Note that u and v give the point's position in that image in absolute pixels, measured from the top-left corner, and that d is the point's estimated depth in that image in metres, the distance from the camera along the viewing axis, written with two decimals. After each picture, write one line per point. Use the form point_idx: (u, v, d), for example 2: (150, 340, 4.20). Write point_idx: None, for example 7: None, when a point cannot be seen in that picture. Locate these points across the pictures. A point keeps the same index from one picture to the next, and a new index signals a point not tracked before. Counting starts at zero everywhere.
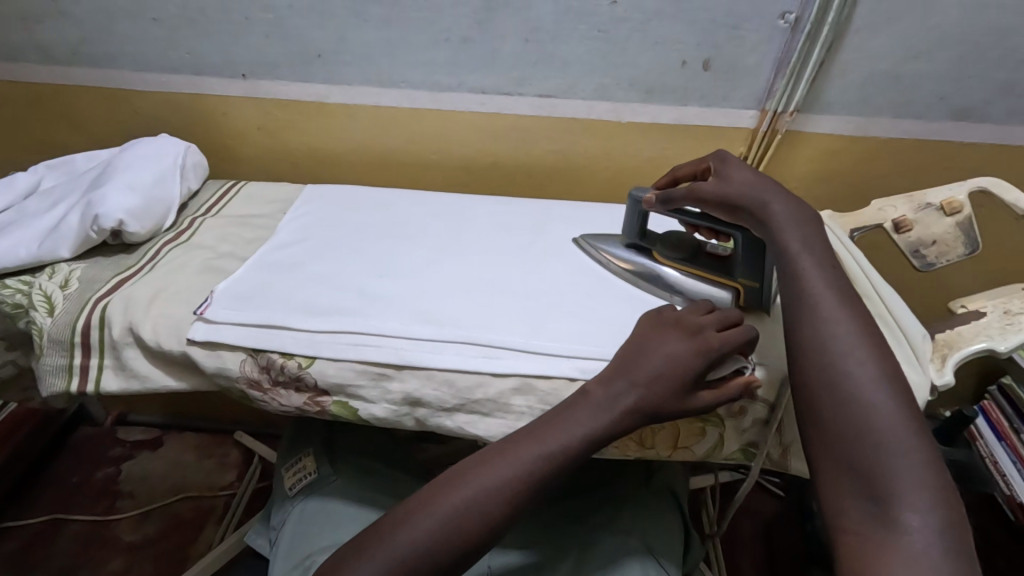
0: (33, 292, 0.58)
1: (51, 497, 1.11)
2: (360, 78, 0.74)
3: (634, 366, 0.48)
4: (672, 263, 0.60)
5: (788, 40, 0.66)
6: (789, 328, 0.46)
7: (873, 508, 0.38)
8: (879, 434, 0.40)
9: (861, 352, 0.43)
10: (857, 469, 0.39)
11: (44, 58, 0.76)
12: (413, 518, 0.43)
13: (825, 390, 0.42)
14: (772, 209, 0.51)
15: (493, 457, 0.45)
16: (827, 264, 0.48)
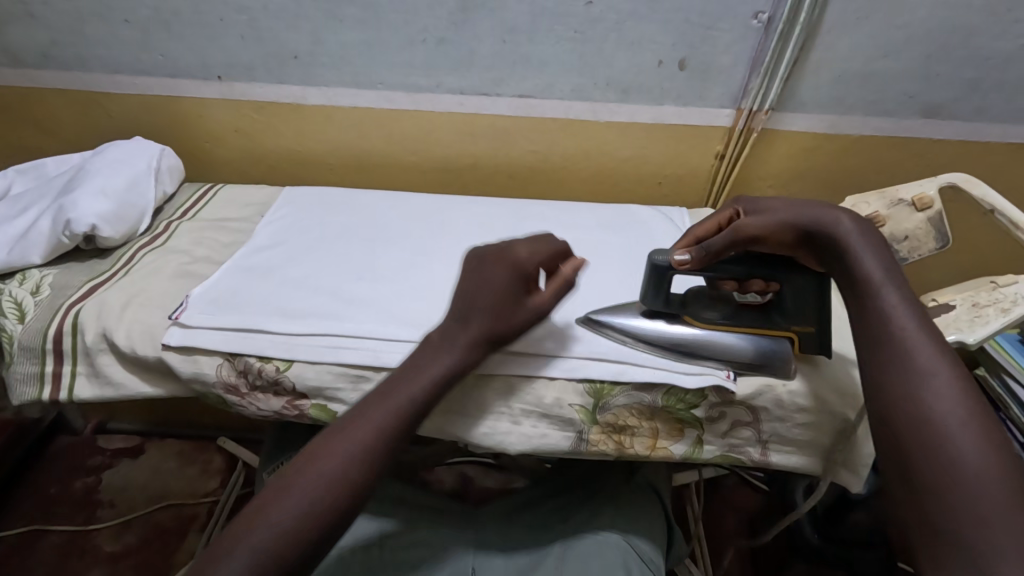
0: (3, 298, 0.56)
1: (27, 508, 1.09)
2: (337, 80, 0.74)
3: (442, 332, 0.49)
4: (715, 325, 0.53)
5: (761, 39, 0.67)
6: (880, 380, 0.40)
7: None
8: (993, 506, 0.33)
9: (959, 399, 0.37)
10: (968, 543, 0.32)
11: (13, 61, 0.75)
12: (261, 512, 0.39)
13: (924, 450, 0.36)
14: (843, 228, 0.48)
15: (328, 439, 0.42)
16: (919, 309, 0.43)
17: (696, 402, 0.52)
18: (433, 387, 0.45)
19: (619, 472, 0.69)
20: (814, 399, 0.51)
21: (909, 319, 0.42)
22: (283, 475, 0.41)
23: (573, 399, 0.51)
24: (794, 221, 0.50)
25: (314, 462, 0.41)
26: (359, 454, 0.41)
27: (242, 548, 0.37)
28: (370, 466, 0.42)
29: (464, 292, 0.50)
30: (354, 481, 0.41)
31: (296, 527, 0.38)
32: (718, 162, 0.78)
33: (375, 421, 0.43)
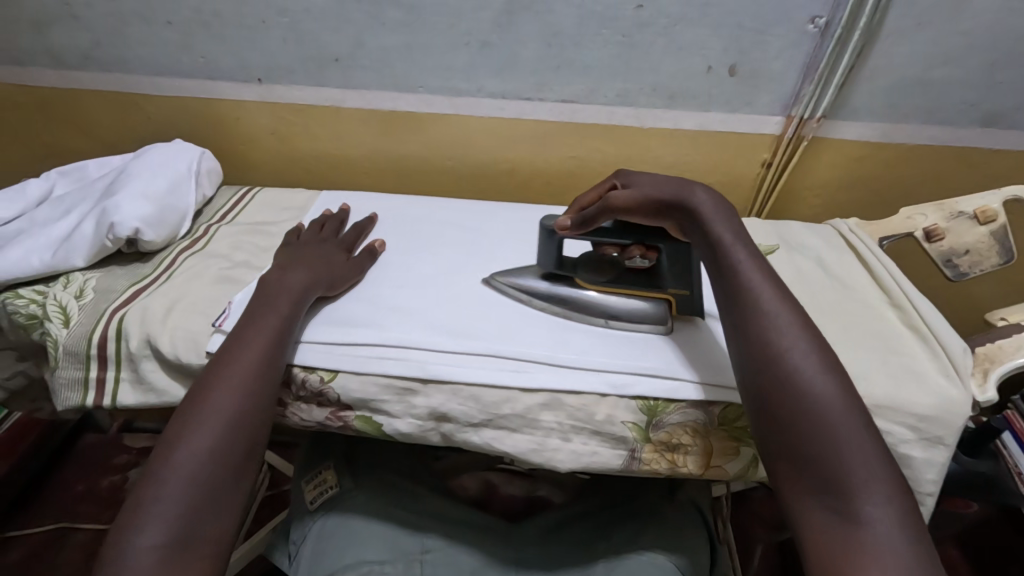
0: (47, 302, 0.56)
1: (56, 506, 1.10)
2: (377, 82, 0.73)
3: (275, 285, 0.54)
4: (601, 289, 0.57)
5: (816, 45, 0.65)
6: (737, 338, 0.45)
7: (834, 505, 0.37)
8: (834, 433, 0.39)
9: (804, 343, 0.43)
10: (812, 467, 0.39)
11: (55, 63, 0.75)
12: (168, 473, 0.41)
13: (780, 397, 0.41)
14: (696, 202, 0.51)
15: (203, 397, 0.45)
16: (760, 261, 0.48)
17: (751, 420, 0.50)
18: (288, 323, 0.51)
19: (661, 487, 0.66)
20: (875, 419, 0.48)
21: (758, 278, 0.47)
22: (168, 442, 0.43)
23: (626, 416, 0.50)
24: (661, 193, 0.53)
25: (194, 419, 0.44)
26: (240, 398, 0.45)
27: (162, 508, 0.40)
28: (253, 404, 0.46)
29: (286, 273, 0.56)
30: (243, 424, 0.45)
31: (202, 477, 0.42)
32: (765, 170, 0.77)
33: (244, 366, 0.47)
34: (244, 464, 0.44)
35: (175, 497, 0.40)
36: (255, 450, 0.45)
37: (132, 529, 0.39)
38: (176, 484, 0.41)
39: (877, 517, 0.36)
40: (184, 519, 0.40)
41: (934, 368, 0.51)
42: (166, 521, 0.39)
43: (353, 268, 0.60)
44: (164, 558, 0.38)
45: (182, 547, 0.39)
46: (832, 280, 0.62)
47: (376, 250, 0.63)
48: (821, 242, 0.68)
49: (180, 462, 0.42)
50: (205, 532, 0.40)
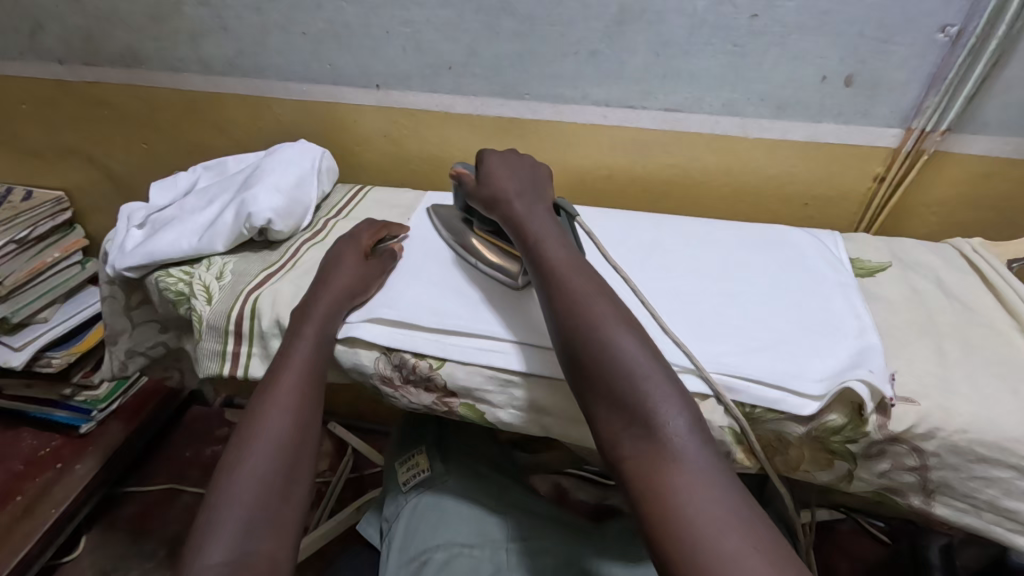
0: (194, 281, 0.64)
1: (168, 468, 1.22)
2: (486, 89, 0.76)
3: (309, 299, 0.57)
4: (486, 236, 0.64)
5: (945, 54, 0.62)
6: (547, 311, 0.49)
7: (639, 434, 0.40)
8: (635, 370, 0.42)
9: (601, 307, 0.47)
10: (617, 401, 0.42)
11: (204, 69, 0.84)
12: (221, 506, 0.43)
13: (583, 351, 0.45)
14: (514, 207, 0.58)
15: (253, 426, 0.49)
16: (561, 242, 0.54)
17: (854, 438, 0.48)
18: (321, 342, 0.55)
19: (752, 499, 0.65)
20: (1003, 454, 0.45)
21: (558, 254, 0.52)
22: (224, 474, 0.46)
23: (720, 423, 0.49)
24: (490, 195, 0.60)
25: (245, 447, 0.47)
26: (283, 427, 0.49)
27: (225, 527, 0.42)
28: (296, 430, 0.49)
29: (325, 277, 0.59)
30: (287, 448, 0.48)
31: (258, 496, 0.44)
32: (877, 184, 0.73)
33: (283, 393, 0.51)
34: (292, 485, 0.46)
35: (232, 522, 0.42)
36: (303, 472, 0.48)
37: (197, 552, 0.41)
38: (236, 504, 0.43)
39: (675, 428, 0.40)
40: (244, 538, 0.42)
41: None
42: (229, 539, 0.41)
43: (377, 269, 0.62)
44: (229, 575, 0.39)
45: (247, 564, 0.40)
46: (956, 304, 0.59)
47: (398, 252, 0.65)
48: (940, 261, 0.65)
49: (240, 484, 0.45)
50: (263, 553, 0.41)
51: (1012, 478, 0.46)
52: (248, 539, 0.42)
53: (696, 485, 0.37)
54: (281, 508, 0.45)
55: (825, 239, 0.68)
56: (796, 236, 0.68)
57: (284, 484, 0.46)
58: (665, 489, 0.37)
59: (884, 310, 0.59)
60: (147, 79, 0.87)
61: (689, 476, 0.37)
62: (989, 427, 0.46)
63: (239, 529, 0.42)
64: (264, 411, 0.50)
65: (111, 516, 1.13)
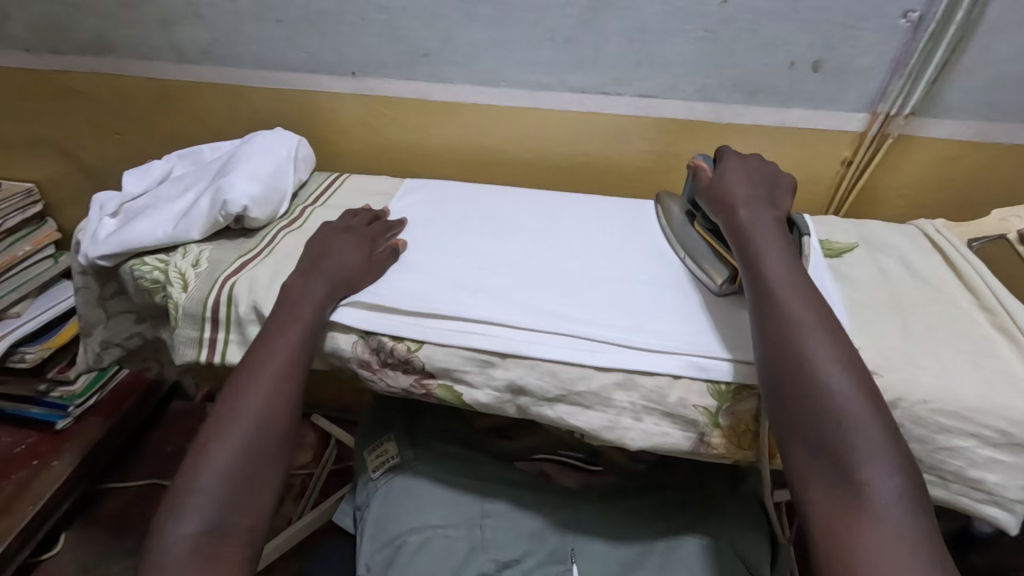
0: (169, 269, 0.63)
1: (148, 464, 1.20)
2: (463, 77, 0.76)
3: (302, 284, 0.57)
4: (704, 234, 0.62)
5: (908, 40, 0.64)
6: (760, 331, 0.49)
7: (839, 482, 0.42)
8: (849, 423, 0.43)
9: (823, 343, 0.47)
10: (824, 447, 0.43)
11: (177, 56, 0.83)
12: (197, 478, 0.47)
13: (793, 383, 0.45)
14: (739, 214, 0.57)
15: (235, 398, 0.51)
16: (789, 266, 0.52)
17: None
18: (314, 322, 0.55)
19: (722, 476, 0.67)
20: (960, 421, 0.48)
21: (783, 275, 0.51)
22: (201, 445, 0.49)
23: (694, 401, 0.51)
24: (717, 196, 0.60)
25: (227, 420, 0.50)
26: (263, 404, 0.51)
27: (200, 501, 0.46)
28: (279, 407, 0.51)
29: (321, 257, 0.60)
30: (268, 425, 0.50)
31: (233, 471, 0.48)
32: (845, 168, 0.75)
33: (271, 371, 0.52)
34: (269, 460, 0.50)
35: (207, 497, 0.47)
36: (280, 446, 0.51)
37: (173, 520, 0.46)
38: (212, 477, 0.47)
39: (877, 485, 0.41)
40: (216, 511, 0.46)
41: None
42: (202, 512, 0.46)
43: (374, 266, 0.61)
44: (201, 545, 0.45)
45: (219, 536, 0.46)
46: (918, 282, 0.61)
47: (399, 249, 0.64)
48: (903, 241, 0.67)
49: (217, 458, 0.48)
50: (236, 527, 0.47)
51: (973, 447, 0.48)
52: (222, 510, 0.46)
53: (890, 551, 0.39)
54: (257, 482, 0.49)
55: None
56: None
57: (262, 460, 0.49)
58: (858, 543, 0.39)
59: (850, 289, 0.60)
60: (119, 67, 0.86)
61: (888, 543, 0.39)
62: (948, 398, 0.48)
63: (213, 504, 0.46)
64: (245, 386, 0.52)
65: (91, 513, 1.12)
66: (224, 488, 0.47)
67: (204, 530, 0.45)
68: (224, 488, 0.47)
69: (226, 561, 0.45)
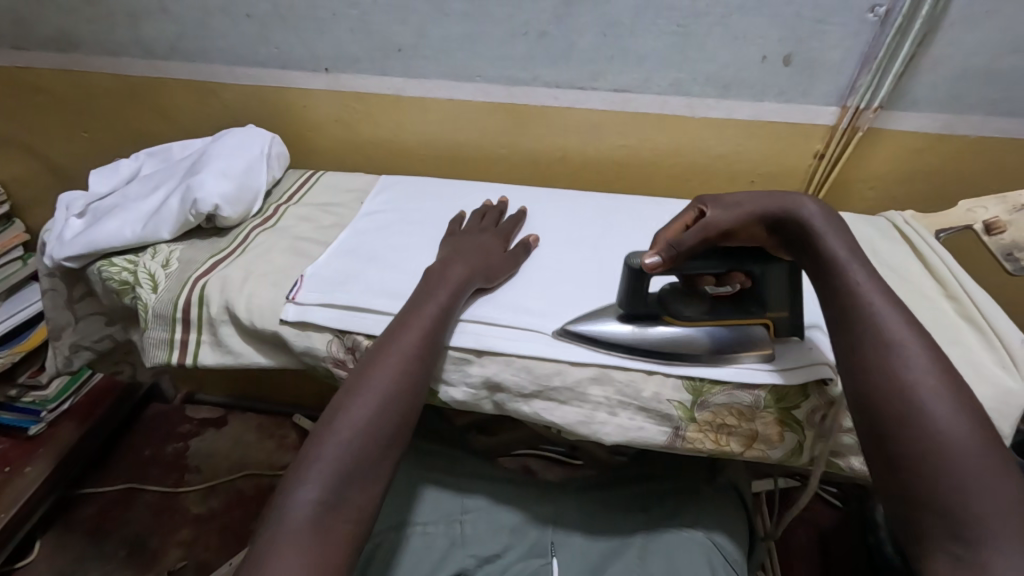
0: (138, 270, 0.62)
1: (125, 468, 1.18)
2: (437, 72, 0.76)
3: (436, 275, 0.56)
4: (694, 322, 0.53)
5: (875, 34, 0.64)
6: (847, 358, 0.44)
7: (956, 547, 0.36)
8: (969, 479, 0.37)
9: (930, 379, 0.41)
10: (941, 507, 0.37)
11: (144, 52, 0.81)
12: (323, 441, 0.44)
13: (893, 421, 0.40)
14: (804, 211, 0.50)
15: (361, 374, 0.48)
16: (885, 286, 0.46)
17: (796, 402, 0.51)
18: (444, 313, 0.52)
19: (701, 467, 0.68)
20: None
21: (876, 294, 0.45)
22: (330, 412, 0.46)
23: (670, 394, 0.51)
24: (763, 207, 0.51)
25: (352, 393, 0.47)
26: (393, 381, 0.48)
27: (321, 469, 0.43)
28: (408, 390, 0.48)
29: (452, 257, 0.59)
30: (398, 404, 0.47)
31: (359, 445, 0.44)
32: (817, 161, 0.76)
33: (402, 351, 0.49)
34: (391, 442, 0.46)
35: (329, 459, 0.43)
36: (403, 429, 0.47)
37: (296, 485, 0.42)
38: (340, 442, 0.44)
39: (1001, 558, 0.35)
40: (339, 483, 0.43)
41: (991, 358, 0.51)
42: (324, 481, 0.42)
43: (510, 262, 0.61)
44: (320, 518, 0.41)
45: (337, 508, 0.42)
46: (886, 271, 0.62)
47: (531, 245, 0.64)
48: (874, 232, 0.68)
49: (341, 430, 0.45)
50: (355, 501, 0.43)
51: None
52: (348, 476, 0.43)
53: None
54: (377, 460, 0.45)
55: None
56: None
57: (384, 441, 0.46)
58: None
59: None
60: (84, 64, 0.84)
61: None
62: None
63: (338, 468, 0.43)
64: (373, 361, 0.49)
65: (66, 519, 1.10)
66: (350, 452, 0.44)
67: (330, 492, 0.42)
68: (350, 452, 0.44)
69: (339, 539, 0.41)
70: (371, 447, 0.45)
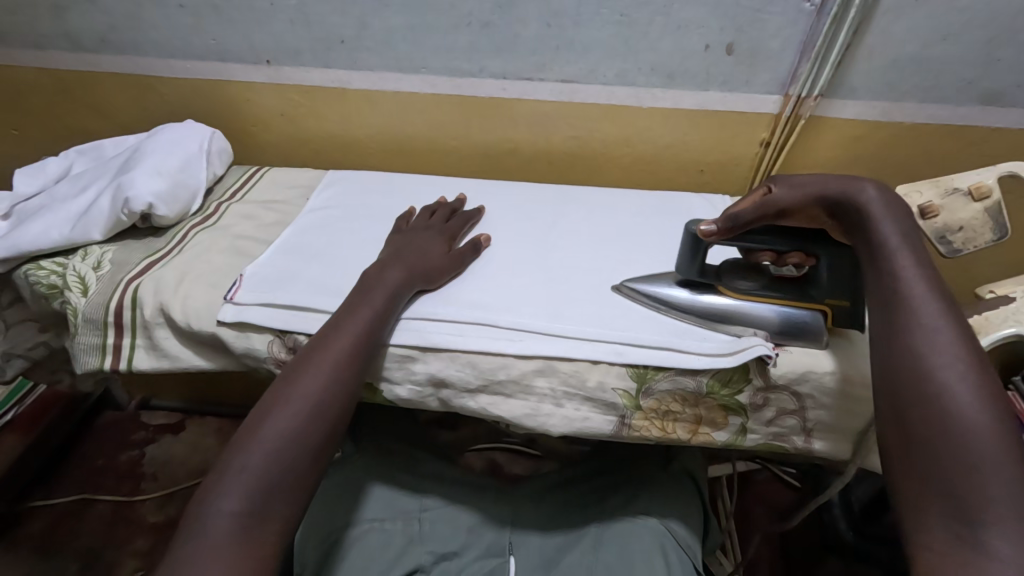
0: (67, 273, 0.59)
1: (75, 479, 1.14)
2: (382, 64, 0.74)
3: (372, 277, 0.54)
4: (748, 295, 0.54)
5: (813, 22, 0.65)
6: (883, 333, 0.43)
7: (960, 530, 0.35)
8: (981, 469, 0.36)
9: (961, 363, 0.39)
10: (945, 487, 0.36)
11: (72, 45, 0.78)
12: (247, 450, 0.43)
13: (913, 397, 0.39)
14: (866, 195, 0.48)
15: (290, 381, 0.47)
16: (933, 279, 0.44)
17: (740, 387, 0.51)
18: (380, 318, 0.51)
19: (654, 458, 0.69)
20: (856, 388, 0.50)
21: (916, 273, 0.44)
22: (257, 418, 0.45)
23: (613, 384, 0.51)
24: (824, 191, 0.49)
25: (278, 402, 0.45)
26: (326, 388, 0.47)
27: (244, 480, 0.42)
28: (338, 396, 0.47)
29: (375, 276, 0.54)
30: (326, 410, 0.46)
31: (281, 455, 0.43)
32: (763, 149, 0.77)
33: (335, 354, 0.48)
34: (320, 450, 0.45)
35: (254, 467, 0.42)
36: (333, 436, 0.46)
37: (213, 495, 0.41)
38: (264, 451, 0.43)
39: (1002, 546, 0.33)
40: (259, 493, 0.41)
41: None
42: (247, 492, 0.41)
43: (454, 261, 0.59)
44: (239, 527, 0.40)
45: (258, 518, 0.41)
46: None
47: (482, 244, 0.62)
48: None
49: (267, 439, 0.43)
50: (279, 512, 0.42)
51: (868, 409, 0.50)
52: (269, 484, 0.42)
53: None
54: (305, 469, 0.44)
55: (716, 201, 0.71)
56: (684, 202, 0.71)
57: (311, 449, 0.45)
58: None
59: None
60: (8, 58, 0.80)
61: None
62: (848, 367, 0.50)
63: (259, 477, 0.42)
64: (309, 365, 0.48)
65: (13, 534, 1.06)
66: (275, 460, 0.43)
67: (251, 501, 0.41)
68: (276, 461, 0.43)
69: (260, 547, 0.40)
70: (297, 455, 0.44)
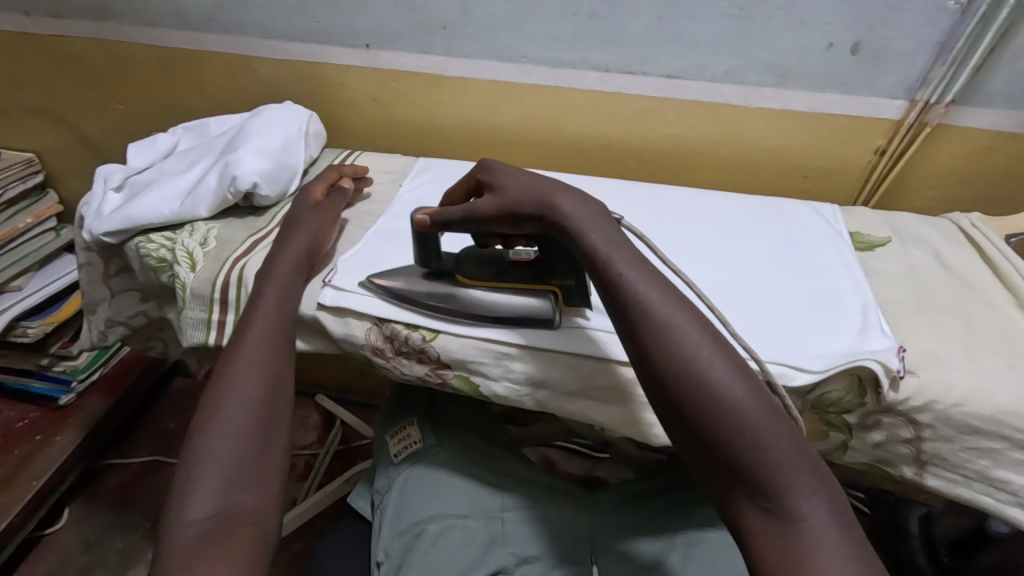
0: (176, 247, 0.61)
1: (150, 441, 1.19)
2: (480, 51, 0.73)
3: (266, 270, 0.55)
4: (484, 282, 0.54)
5: (954, 22, 0.60)
6: (635, 347, 0.42)
7: (767, 506, 0.35)
8: (760, 442, 0.36)
9: (706, 349, 0.40)
10: (739, 470, 0.37)
11: (181, 25, 0.80)
12: (199, 458, 0.42)
13: (686, 398, 0.39)
14: (561, 206, 0.48)
15: (220, 387, 0.46)
16: (647, 270, 0.44)
17: (849, 408, 0.49)
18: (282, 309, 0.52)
19: None
20: (997, 425, 0.46)
21: (635, 270, 0.44)
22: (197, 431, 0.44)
23: None
24: (519, 201, 0.49)
25: (215, 402, 0.45)
26: (256, 379, 0.47)
27: (208, 485, 0.41)
28: (268, 383, 0.47)
29: (282, 242, 0.57)
30: (265, 403, 0.46)
31: (246, 437, 0.44)
32: (878, 157, 0.72)
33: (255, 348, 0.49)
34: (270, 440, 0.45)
35: (209, 470, 0.41)
36: (283, 426, 0.46)
37: (179, 510, 0.40)
38: (217, 451, 0.42)
39: (807, 507, 0.35)
40: (225, 493, 0.41)
41: None
42: (213, 493, 0.40)
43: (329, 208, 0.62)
44: (212, 530, 0.39)
45: (227, 519, 0.40)
46: (954, 278, 0.59)
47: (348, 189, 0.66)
48: (935, 232, 0.64)
49: (219, 441, 0.43)
50: (248, 505, 0.41)
51: (1004, 449, 0.46)
52: (230, 480, 0.41)
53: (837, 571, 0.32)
54: (266, 457, 0.44)
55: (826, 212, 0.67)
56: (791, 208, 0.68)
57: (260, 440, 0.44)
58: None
59: (881, 285, 0.59)
60: (118, 34, 0.83)
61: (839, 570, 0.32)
62: (984, 399, 0.46)
63: (223, 476, 0.41)
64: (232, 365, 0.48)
65: (92, 488, 1.11)
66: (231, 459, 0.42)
67: (215, 504, 0.40)
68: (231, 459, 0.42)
69: (242, 542, 0.39)
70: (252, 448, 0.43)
